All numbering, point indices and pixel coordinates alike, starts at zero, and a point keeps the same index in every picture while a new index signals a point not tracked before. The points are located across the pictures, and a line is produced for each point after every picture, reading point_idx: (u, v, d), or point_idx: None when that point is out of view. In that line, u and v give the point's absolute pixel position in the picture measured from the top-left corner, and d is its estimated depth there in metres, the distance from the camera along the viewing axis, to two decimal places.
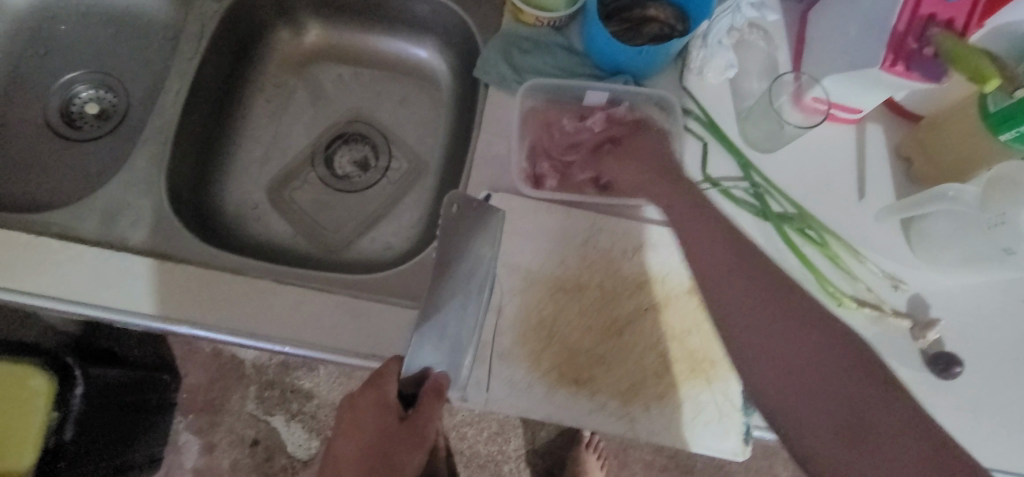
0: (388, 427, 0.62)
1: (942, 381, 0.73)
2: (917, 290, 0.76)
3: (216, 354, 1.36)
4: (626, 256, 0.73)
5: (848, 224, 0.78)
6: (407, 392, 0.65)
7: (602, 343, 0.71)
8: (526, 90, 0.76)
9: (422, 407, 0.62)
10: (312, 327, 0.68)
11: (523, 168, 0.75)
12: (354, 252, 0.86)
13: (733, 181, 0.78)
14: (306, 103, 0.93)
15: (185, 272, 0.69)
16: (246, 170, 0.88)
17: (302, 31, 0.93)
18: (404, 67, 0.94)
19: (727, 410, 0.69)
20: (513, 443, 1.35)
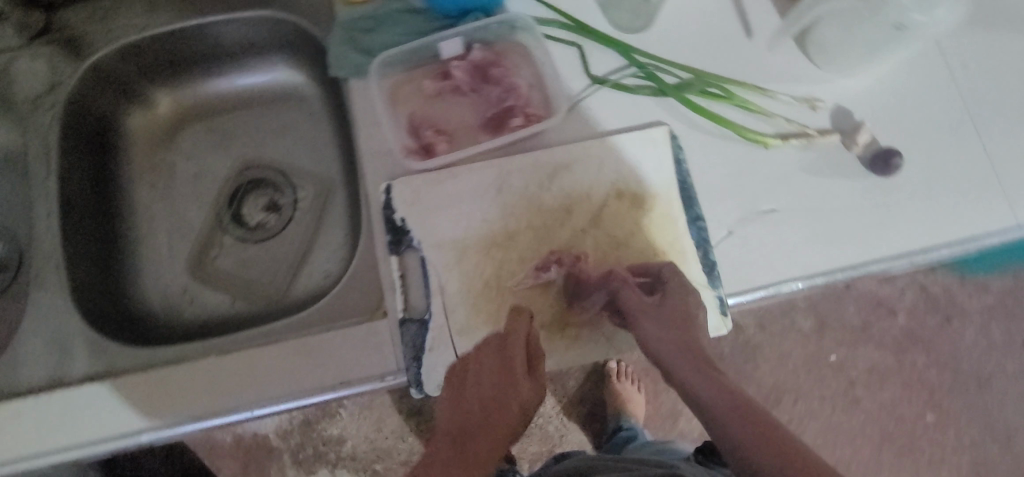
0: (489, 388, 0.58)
1: (886, 178, 0.72)
2: (835, 102, 0.75)
3: (237, 441, 1.30)
4: (544, 188, 0.71)
5: (747, 66, 0.76)
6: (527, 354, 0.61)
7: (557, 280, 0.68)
8: (378, 69, 0.74)
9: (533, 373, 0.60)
10: (273, 381, 0.67)
11: (409, 146, 0.72)
12: (297, 293, 0.84)
13: (620, 71, 0.75)
14: (191, 171, 0.90)
15: (127, 383, 0.67)
16: (160, 261, 0.85)
17: (155, 103, 0.89)
18: (269, 96, 0.90)
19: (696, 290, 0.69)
20: (547, 402, 1.30)
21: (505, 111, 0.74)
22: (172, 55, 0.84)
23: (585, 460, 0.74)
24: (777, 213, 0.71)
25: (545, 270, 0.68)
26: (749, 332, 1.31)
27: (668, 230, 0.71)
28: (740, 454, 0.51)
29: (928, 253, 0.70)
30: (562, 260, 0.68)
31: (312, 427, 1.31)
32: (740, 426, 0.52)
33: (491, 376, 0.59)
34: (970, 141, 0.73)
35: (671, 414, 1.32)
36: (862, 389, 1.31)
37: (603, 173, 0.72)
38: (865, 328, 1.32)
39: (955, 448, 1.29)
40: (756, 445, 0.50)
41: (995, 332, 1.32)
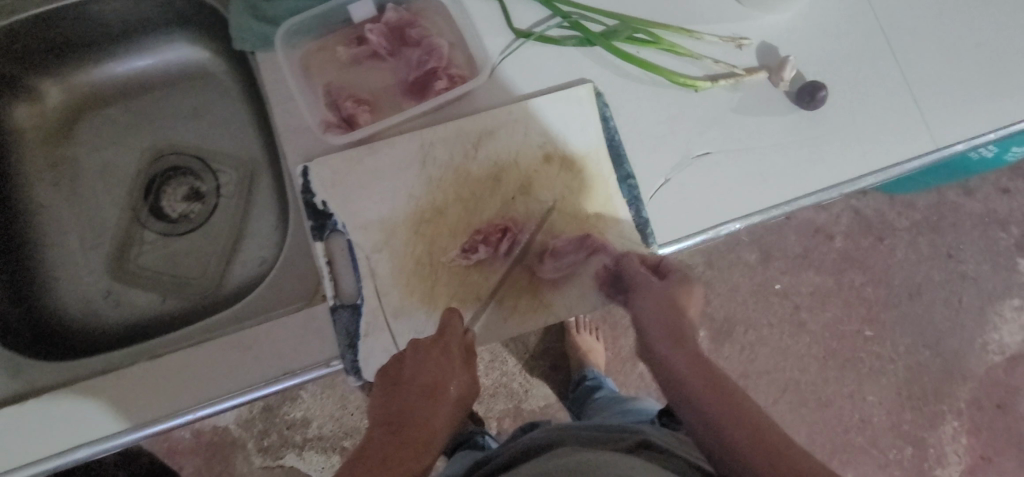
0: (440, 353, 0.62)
1: (812, 111, 0.72)
2: (760, 38, 0.74)
3: (197, 435, 1.27)
4: (473, 153, 0.69)
5: (672, 9, 0.74)
6: (485, 255, 0.67)
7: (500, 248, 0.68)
8: (284, 40, 0.69)
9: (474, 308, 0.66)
10: (212, 381, 0.64)
11: (327, 119, 0.68)
12: (231, 284, 0.80)
13: (545, 22, 0.72)
14: (98, 164, 0.83)
15: (54, 399, 0.63)
16: (75, 265, 0.79)
17: (44, 94, 0.81)
18: (173, 75, 0.83)
19: (631, 249, 0.69)
20: (511, 361, 1.31)
21: (428, 75, 0.70)
22: (57, 40, 0.76)
23: (547, 431, 0.73)
24: (711, 156, 0.71)
25: (472, 251, 0.67)
26: (698, 270, 1.35)
27: (601, 185, 0.70)
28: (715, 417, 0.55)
29: (856, 182, 0.72)
30: (489, 240, 0.68)
31: (274, 412, 1.28)
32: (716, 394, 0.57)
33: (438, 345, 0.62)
34: (889, 69, 0.75)
35: (630, 358, 1.35)
36: (806, 312, 1.37)
37: (533, 132, 0.70)
38: (804, 255, 1.38)
39: (893, 358, 1.38)
40: (718, 402, 0.56)
41: (922, 246, 1.40)
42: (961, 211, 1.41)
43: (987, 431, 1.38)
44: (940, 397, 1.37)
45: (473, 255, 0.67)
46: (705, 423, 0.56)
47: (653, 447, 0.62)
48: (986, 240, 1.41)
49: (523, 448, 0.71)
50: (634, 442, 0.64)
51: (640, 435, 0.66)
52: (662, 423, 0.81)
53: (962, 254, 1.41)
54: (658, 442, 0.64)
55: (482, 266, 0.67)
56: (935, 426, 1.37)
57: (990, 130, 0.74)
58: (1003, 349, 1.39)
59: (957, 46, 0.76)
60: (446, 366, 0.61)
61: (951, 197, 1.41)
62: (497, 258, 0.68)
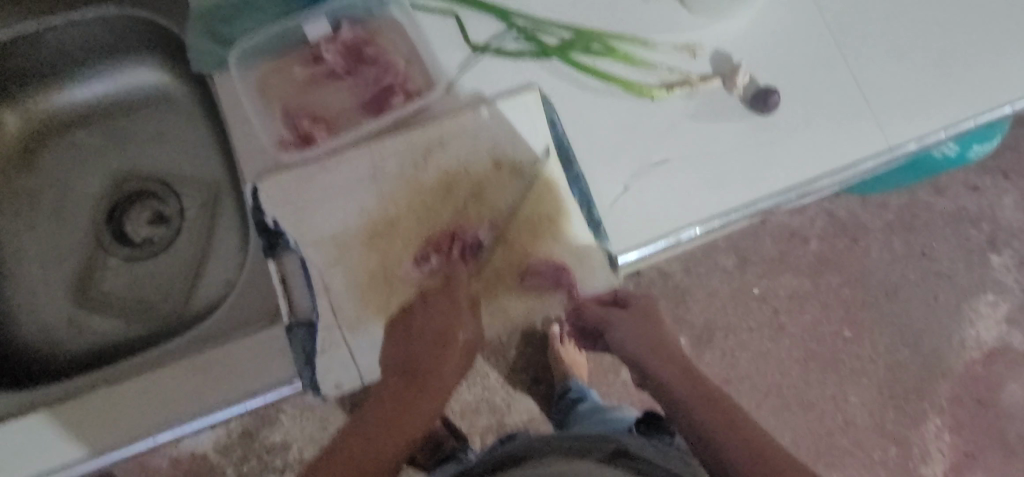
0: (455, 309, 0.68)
1: (766, 116, 0.74)
2: (714, 46, 0.76)
3: (175, 463, 1.25)
4: (421, 166, 0.69)
5: (626, 20, 0.76)
6: (432, 260, 0.69)
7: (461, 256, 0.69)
8: (240, 61, 0.70)
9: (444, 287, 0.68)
10: (173, 406, 0.63)
11: (286, 138, 0.69)
12: (196, 307, 0.79)
13: (500, 36, 0.73)
14: (59, 191, 0.83)
15: (7, 430, 0.62)
16: (37, 295, 0.79)
17: (2, 124, 0.81)
18: (134, 100, 0.83)
19: (581, 252, 0.70)
20: (492, 375, 1.30)
21: (384, 91, 0.71)
22: (13, 68, 0.76)
23: (523, 442, 0.74)
24: (669, 162, 0.71)
25: (425, 260, 0.69)
26: (675, 277, 1.36)
27: (551, 191, 0.70)
28: (717, 441, 0.67)
29: (811, 183, 0.73)
30: (440, 248, 0.69)
31: (253, 437, 1.27)
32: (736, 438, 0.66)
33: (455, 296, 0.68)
34: (842, 72, 0.76)
35: (612, 368, 1.35)
36: (785, 316, 1.38)
37: (485, 141, 0.70)
38: (779, 258, 1.39)
39: (872, 358, 1.39)
40: (721, 428, 0.67)
41: (895, 246, 1.42)
42: (932, 209, 1.44)
43: (969, 427, 1.39)
44: (921, 396, 1.38)
45: (421, 261, 0.69)
46: (677, 412, 0.71)
47: (631, 454, 0.66)
48: (958, 238, 1.43)
49: (503, 458, 0.72)
50: (612, 450, 0.66)
51: (615, 443, 0.69)
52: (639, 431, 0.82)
53: (935, 252, 1.42)
54: (634, 450, 0.67)
55: (428, 269, 0.69)
56: (918, 425, 1.38)
57: (940, 129, 0.76)
58: (981, 344, 1.40)
59: (907, 47, 0.78)
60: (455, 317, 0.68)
61: (922, 196, 1.44)
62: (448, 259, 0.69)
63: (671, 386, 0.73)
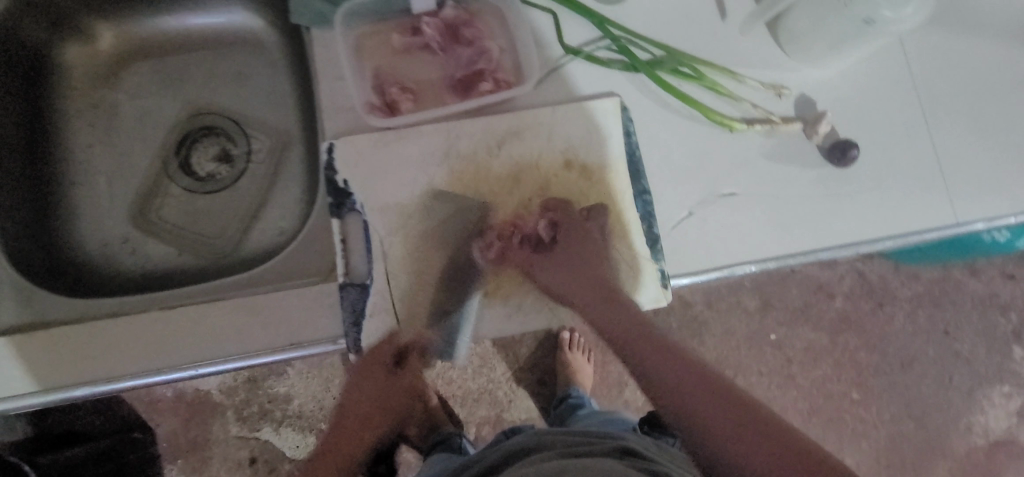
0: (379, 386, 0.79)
1: (841, 169, 0.74)
2: (800, 91, 0.76)
3: (178, 395, 1.27)
4: (493, 154, 0.70)
5: (719, 49, 0.76)
6: (492, 246, 0.68)
7: (519, 249, 0.69)
8: (344, 20, 0.70)
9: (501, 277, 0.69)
10: (218, 341, 0.64)
11: (372, 102, 0.70)
12: (247, 250, 0.81)
13: (593, 43, 0.74)
14: (135, 114, 0.84)
15: (58, 335, 0.63)
16: (98, 209, 0.80)
17: (95, 36, 0.82)
18: (223, 38, 0.85)
19: (636, 267, 0.71)
20: (499, 368, 1.31)
21: (475, 75, 0.72)
22: None
23: (534, 436, 0.73)
24: (737, 197, 0.72)
25: (488, 247, 0.68)
26: (697, 308, 1.36)
27: (614, 201, 0.71)
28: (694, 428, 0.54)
29: (872, 244, 0.73)
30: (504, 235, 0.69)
31: (257, 384, 1.29)
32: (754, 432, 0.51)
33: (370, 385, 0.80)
34: (921, 139, 0.76)
35: (617, 384, 1.35)
36: (797, 366, 1.38)
37: (558, 143, 0.71)
38: (803, 309, 1.39)
39: (876, 424, 1.38)
40: (690, 391, 0.56)
41: (921, 318, 1.41)
42: (963, 289, 1.42)
43: None
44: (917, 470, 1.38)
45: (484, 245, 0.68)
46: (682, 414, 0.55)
47: (634, 452, 0.62)
48: (985, 324, 1.42)
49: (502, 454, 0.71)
50: (616, 446, 0.62)
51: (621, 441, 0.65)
52: (644, 431, 0.88)
53: (958, 332, 1.41)
54: (639, 449, 0.63)
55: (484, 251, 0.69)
56: None
57: (1010, 213, 0.76)
58: (986, 432, 1.39)
59: (991, 126, 0.78)
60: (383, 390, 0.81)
61: (956, 274, 1.42)
62: (509, 246, 0.69)
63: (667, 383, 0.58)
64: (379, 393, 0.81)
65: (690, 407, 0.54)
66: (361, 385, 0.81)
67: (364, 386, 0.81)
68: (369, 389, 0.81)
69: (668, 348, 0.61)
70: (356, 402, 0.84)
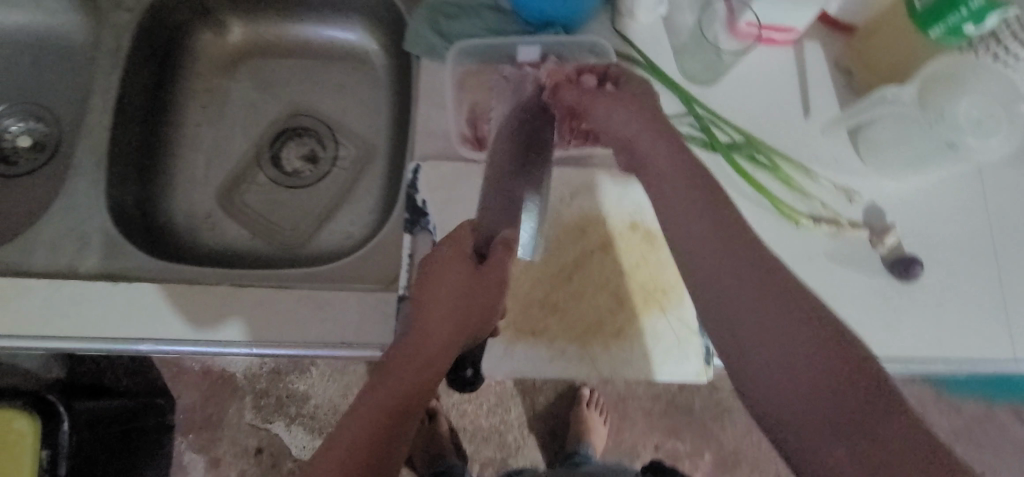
0: (466, 277, 0.60)
1: (903, 283, 0.74)
2: (872, 199, 0.77)
3: (205, 371, 1.31)
4: (564, 203, 0.74)
5: (798, 145, 0.78)
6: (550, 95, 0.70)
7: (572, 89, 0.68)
8: (455, 56, 0.76)
9: (549, 323, 0.70)
10: (277, 326, 0.68)
11: (463, 134, 0.75)
12: (314, 247, 0.85)
13: (678, 118, 0.78)
14: (243, 104, 0.92)
15: (136, 290, 0.68)
16: (191, 182, 0.87)
17: (227, 30, 0.91)
18: (335, 52, 0.92)
19: (686, 337, 0.70)
20: (514, 412, 1.31)
21: None
22: None
23: None
24: None
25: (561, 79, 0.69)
26: (723, 393, 1.34)
27: (672, 270, 0.73)
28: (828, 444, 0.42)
29: (925, 364, 0.72)
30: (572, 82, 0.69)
31: (280, 377, 1.32)
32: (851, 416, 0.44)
33: (461, 282, 0.59)
34: (989, 269, 0.76)
35: (629, 454, 1.32)
36: None
37: (627, 204, 0.74)
38: None
39: None
40: (779, 364, 0.46)
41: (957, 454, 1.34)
42: (1006, 433, 1.36)
43: None
44: None
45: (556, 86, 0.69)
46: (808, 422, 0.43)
47: None
48: None
49: None
50: None
51: None
52: None
53: None
54: None
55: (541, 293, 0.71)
56: None
57: None
58: None
59: None
60: (454, 288, 0.59)
61: (1000, 416, 1.36)
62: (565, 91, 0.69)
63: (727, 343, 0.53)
64: (459, 294, 0.59)
65: (769, 388, 0.46)
66: (424, 311, 0.59)
67: (442, 281, 0.60)
68: (450, 279, 0.60)
69: (797, 322, 0.46)
70: (428, 325, 0.58)
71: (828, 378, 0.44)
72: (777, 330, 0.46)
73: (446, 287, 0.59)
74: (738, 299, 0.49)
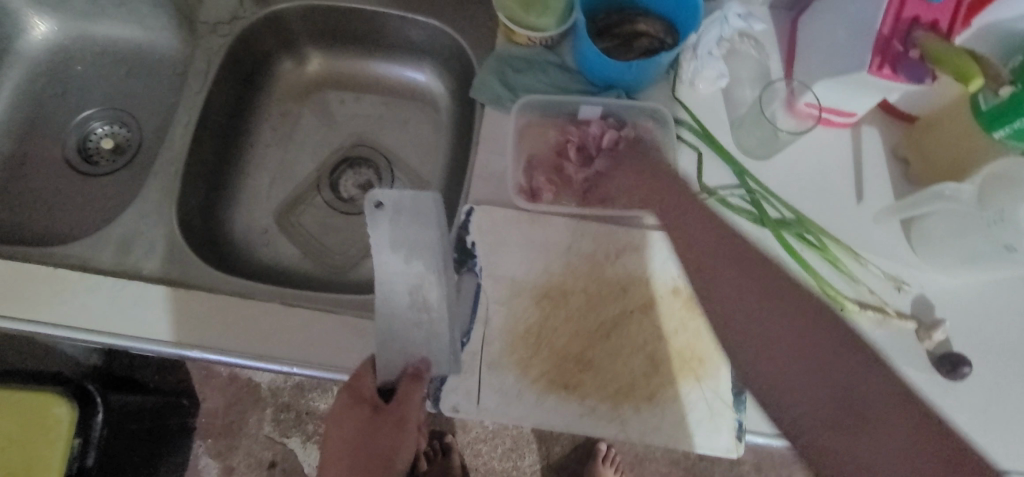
0: (365, 416, 0.65)
1: (949, 381, 0.72)
2: (921, 291, 0.76)
3: (231, 379, 1.33)
4: (610, 261, 0.75)
5: (849, 228, 0.78)
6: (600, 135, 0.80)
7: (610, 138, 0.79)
8: (520, 107, 0.79)
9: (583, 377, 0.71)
10: (318, 349, 0.70)
11: (520, 184, 0.78)
12: (360, 273, 0.88)
13: (730, 188, 0.79)
14: (311, 130, 0.97)
15: (192, 297, 0.71)
16: (253, 199, 0.91)
17: (306, 60, 0.96)
18: (404, 90, 0.96)
19: (718, 410, 0.70)
20: (527, 459, 1.30)
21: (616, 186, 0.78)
22: (342, 29, 0.91)
23: None
24: None
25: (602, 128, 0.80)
26: (744, 467, 1.30)
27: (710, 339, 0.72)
28: (854, 437, 0.53)
29: None
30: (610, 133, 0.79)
31: (302, 393, 1.33)
32: (898, 425, 0.52)
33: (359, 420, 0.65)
34: None
35: None
36: None
37: (671, 268, 0.74)
38: None
39: None
40: (792, 378, 0.57)
41: None
42: None
43: None
44: None
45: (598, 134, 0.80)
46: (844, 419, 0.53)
47: None
48: None
49: None
50: None
51: None
52: None
53: None
54: None
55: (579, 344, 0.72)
56: None
57: None
58: None
59: None
60: (347, 425, 0.66)
61: None
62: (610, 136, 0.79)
63: (771, 365, 0.58)
64: (363, 436, 0.65)
65: (796, 407, 0.57)
66: (335, 439, 0.66)
67: (344, 423, 0.66)
68: (347, 429, 0.65)
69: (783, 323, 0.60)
70: (339, 452, 0.66)
71: (834, 367, 0.57)
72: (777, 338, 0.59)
73: (357, 425, 0.65)
74: (738, 311, 0.61)
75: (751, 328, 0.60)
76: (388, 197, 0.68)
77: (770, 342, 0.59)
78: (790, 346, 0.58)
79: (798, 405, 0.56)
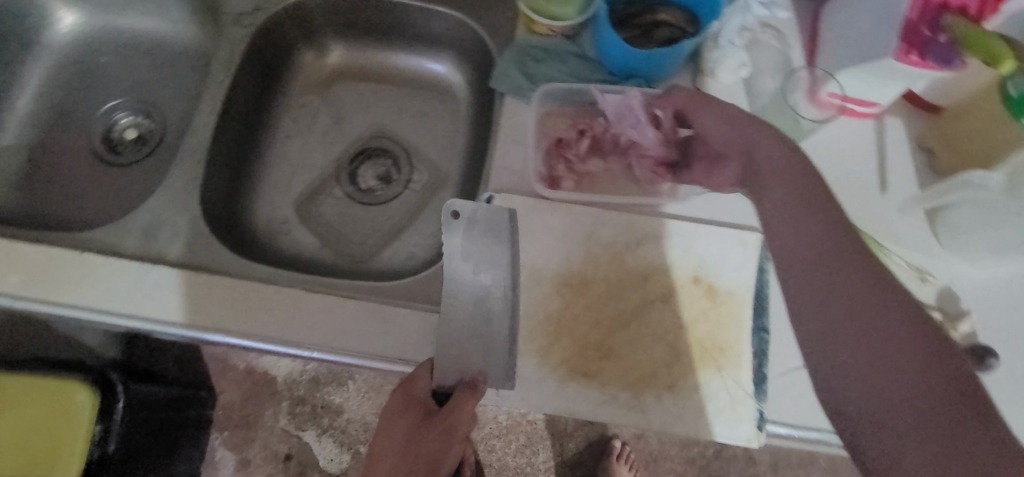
0: (417, 418, 0.67)
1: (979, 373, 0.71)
2: (948, 282, 0.75)
3: (248, 372, 1.34)
4: (631, 249, 0.74)
5: (874, 218, 0.77)
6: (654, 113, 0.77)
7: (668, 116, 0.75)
8: (541, 97, 0.79)
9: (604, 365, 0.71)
10: (339, 334, 0.70)
11: (540, 172, 0.77)
12: (379, 263, 0.89)
13: None
14: (330, 122, 0.97)
15: (215, 282, 0.72)
16: (274, 188, 0.92)
17: (327, 51, 0.97)
18: (423, 82, 0.97)
19: (741, 399, 0.69)
20: (541, 455, 1.29)
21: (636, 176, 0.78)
22: (363, 21, 0.92)
23: None
24: None
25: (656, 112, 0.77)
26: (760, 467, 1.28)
27: (732, 328, 0.72)
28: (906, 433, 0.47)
29: None
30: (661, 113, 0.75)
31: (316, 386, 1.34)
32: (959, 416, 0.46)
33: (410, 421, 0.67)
34: None
35: None
36: None
37: (690, 257, 0.74)
38: None
39: None
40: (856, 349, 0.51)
41: None
42: None
43: None
44: None
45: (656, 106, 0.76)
46: (890, 403, 0.48)
47: None
48: None
49: None
50: None
51: None
52: None
53: None
54: None
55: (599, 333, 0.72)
56: None
57: None
58: None
59: None
60: (400, 426, 0.68)
61: None
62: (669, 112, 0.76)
63: (834, 346, 0.53)
64: (413, 440, 0.66)
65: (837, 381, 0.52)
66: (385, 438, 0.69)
67: (396, 424, 0.68)
68: (399, 430, 0.68)
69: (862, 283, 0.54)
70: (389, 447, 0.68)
71: (916, 350, 0.49)
72: (866, 302, 0.52)
73: (407, 424, 0.67)
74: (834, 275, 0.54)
75: (827, 294, 0.53)
76: (464, 209, 0.71)
77: (841, 308, 0.53)
78: (873, 314, 0.52)
79: (849, 390, 0.51)
